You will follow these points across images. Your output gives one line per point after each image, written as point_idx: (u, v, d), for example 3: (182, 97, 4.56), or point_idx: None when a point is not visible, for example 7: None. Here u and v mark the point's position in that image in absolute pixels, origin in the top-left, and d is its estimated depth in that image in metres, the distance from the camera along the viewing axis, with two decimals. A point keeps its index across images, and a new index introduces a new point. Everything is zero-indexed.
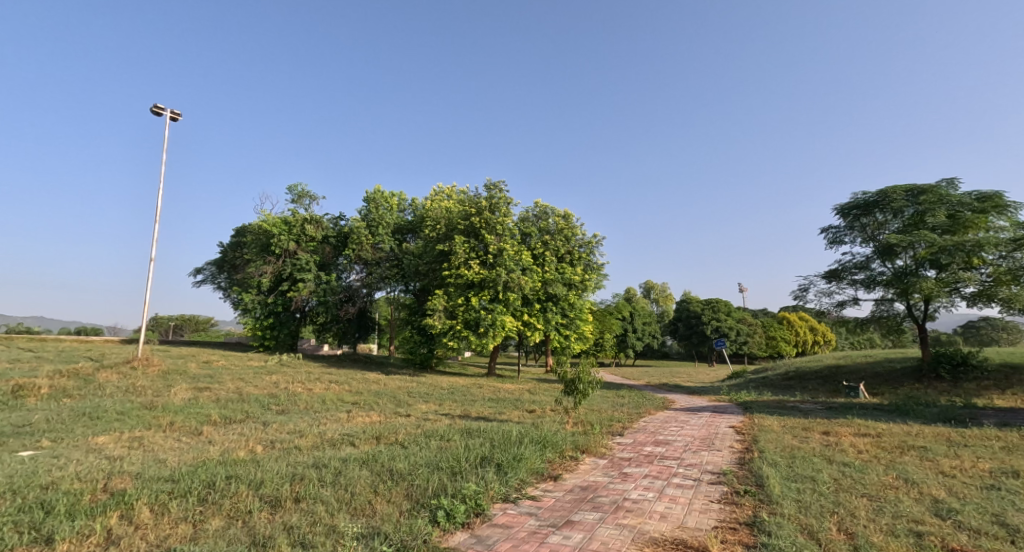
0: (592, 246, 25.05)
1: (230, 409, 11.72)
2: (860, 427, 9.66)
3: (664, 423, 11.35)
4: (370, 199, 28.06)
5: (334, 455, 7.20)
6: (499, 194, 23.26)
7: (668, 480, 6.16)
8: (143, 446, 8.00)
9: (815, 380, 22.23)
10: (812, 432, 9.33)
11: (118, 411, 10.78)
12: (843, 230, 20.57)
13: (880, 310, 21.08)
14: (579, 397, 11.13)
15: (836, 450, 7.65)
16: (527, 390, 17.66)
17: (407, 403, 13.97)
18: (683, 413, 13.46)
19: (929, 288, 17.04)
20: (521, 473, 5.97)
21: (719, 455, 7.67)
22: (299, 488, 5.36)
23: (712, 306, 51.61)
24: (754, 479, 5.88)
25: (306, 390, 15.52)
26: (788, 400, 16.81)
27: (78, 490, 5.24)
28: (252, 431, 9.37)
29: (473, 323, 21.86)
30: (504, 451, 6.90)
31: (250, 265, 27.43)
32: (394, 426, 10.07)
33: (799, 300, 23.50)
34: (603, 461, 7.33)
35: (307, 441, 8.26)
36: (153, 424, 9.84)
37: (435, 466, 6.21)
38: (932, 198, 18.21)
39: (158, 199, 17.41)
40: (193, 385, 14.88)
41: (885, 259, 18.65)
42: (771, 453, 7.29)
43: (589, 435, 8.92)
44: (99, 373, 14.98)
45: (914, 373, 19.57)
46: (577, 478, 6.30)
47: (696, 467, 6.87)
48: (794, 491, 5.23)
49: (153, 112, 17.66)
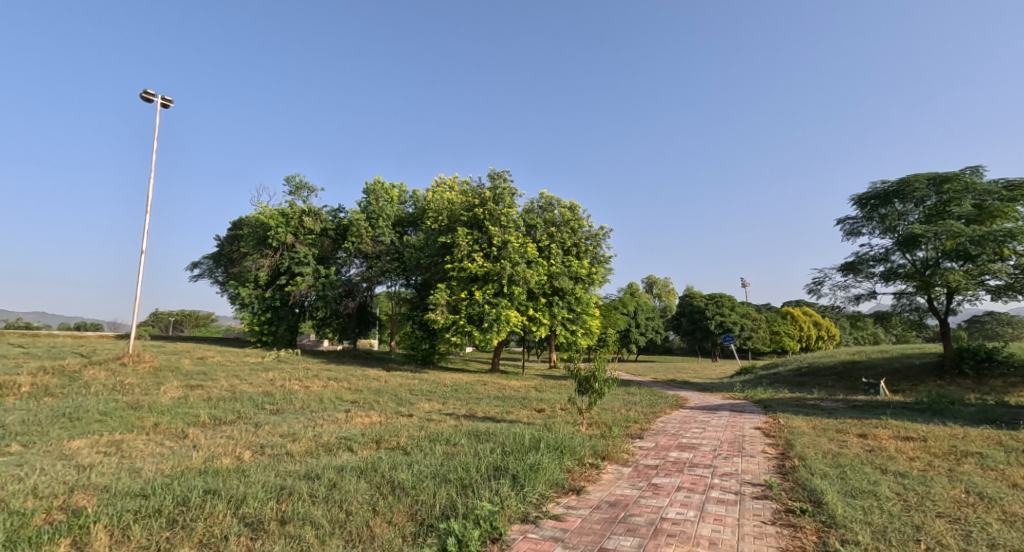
0: (599, 239, 24.23)
1: (221, 410, 10.95)
2: (899, 429, 9.01)
3: (684, 423, 10.63)
4: (369, 190, 27.32)
5: (328, 464, 6.48)
6: (503, 183, 22.42)
7: (706, 494, 5.43)
8: (120, 452, 7.26)
9: (830, 376, 21.54)
10: (849, 435, 8.62)
11: (100, 412, 10.03)
12: (860, 222, 19.85)
13: (899, 306, 20.37)
14: (594, 397, 10.34)
15: (884, 456, 6.94)
16: (533, 387, 17.00)
17: (409, 402, 13.27)
18: (701, 412, 12.74)
19: (956, 280, 16.28)
20: (539, 487, 5.25)
21: (755, 462, 6.93)
22: (286, 507, 4.64)
23: (716, 301, 50.91)
24: (807, 492, 5.16)
25: (303, 388, 14.80)
26: (807, 398, 16.06)
27: (28, 509, 4.50)
28: (241, 434, 8.62)
29: (476, 318, 21.17)
30: (518, 458, 6.16)
31: (247, 259, 26.67)
32: (395, 428, 9.38)
33: (813, 293, 22.77)
34: (627, 469, 6.58)
35: (299, 446, 7.53)
36: (135, 426, 9.09)
37: (442, 478, 5.47)
38: (957, 186, 17.43)
39: (150, 189, 16.68)
40: (184, 383, 14.16)
41: (906, 250, 17.89)
42: (814, 461, 6.57)
43: (608, 439, 8.14)
44: (85, 370, 14.24)
45: (935, 370, 18.91)
46: (601, 491, 5.58)
47: (733, 478, 6.13)
48: (859, 510, 4.52)
49: (142, 98, 16.87)
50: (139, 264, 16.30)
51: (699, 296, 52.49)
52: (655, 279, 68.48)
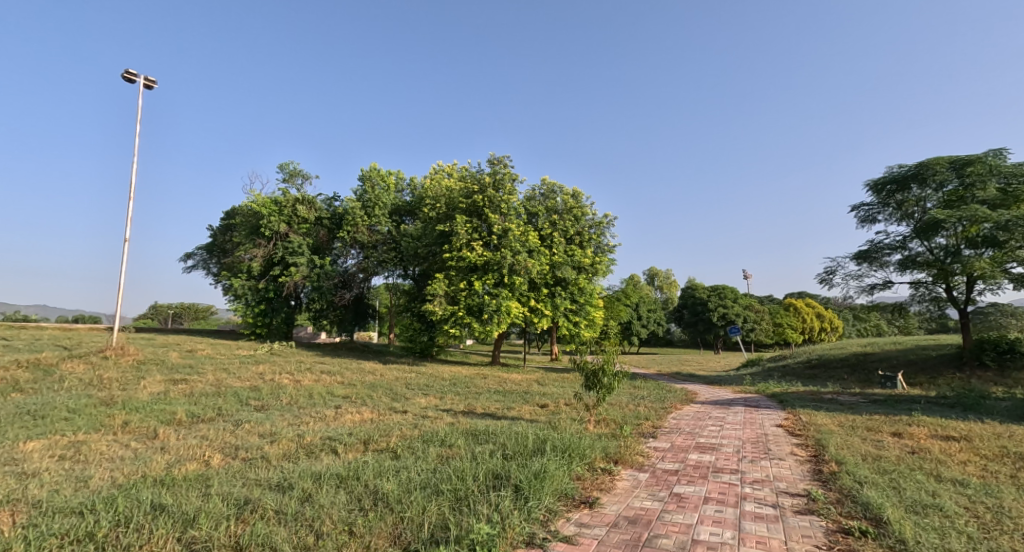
0: (603, 227, 23.40)
1: (199, 406, 10.20)
2: (936, 427, 8.25)
3: (698, 420, 9.90)
4: (365, 177, 26.50)
5: (307, 469, 5.73)
6: (503, 169, 21.61)
7: (739, 508, 4.67)
8: (78, 455, 6.52)
9: (842, 368, 20.86)
10: (882, 434, 7.88)
11: (68, 408, 9.29)
12: (875, 208, 19.04)
13: (915, 295, 19.62)
14: (602, 392, 9.59)
15: (930, 460, 6.21)
16: (535, 381, 16.30)
17: (404, 397, 12.54)
18: (714, 407, 12.00)
19: (982, 267, 15.45)
20: (544, 499, 4.51)
21: (788, 467, 6.18)
22: (245, 529, 3.88)
23: (718, 292, 49.92)
24: (862, 507, 4.40)
25: (294, 382, 14.09)
26: (822, 392, 15.31)
27: None
28: (217, 434, 7.88)
29: (475, 310, 20.42)
30: (520, 464, 5.40)
31: (239, 249, 25.94)
32: (387, 426, 8.64)
33: (824, 283, 21.99)
34: (644, 475, 5.84)
35: (277, 449, 6.77)
36: (104, 425, 8.37)
37: (432, 489, 4.71)
38: (979, 169, 16.51)
39: (132, 174, 15.90)
40: (168, 378, 13.44)
41: (926, 236, 17.05)
42: (855, 466, 5.82)
43: (619, 440, 7.38)
44: (62, 364, 13.49)
45: (953, 362, 18.18)
46: (618, 504, 4.83)
47: (765, 486, 5.37)
48: (932, 533, 3.77)
49: (124, 78, 15.97)
50: (122, 253, 15.50)
51: (701, 289, 51.64)
52: (655, 271, 67.69)
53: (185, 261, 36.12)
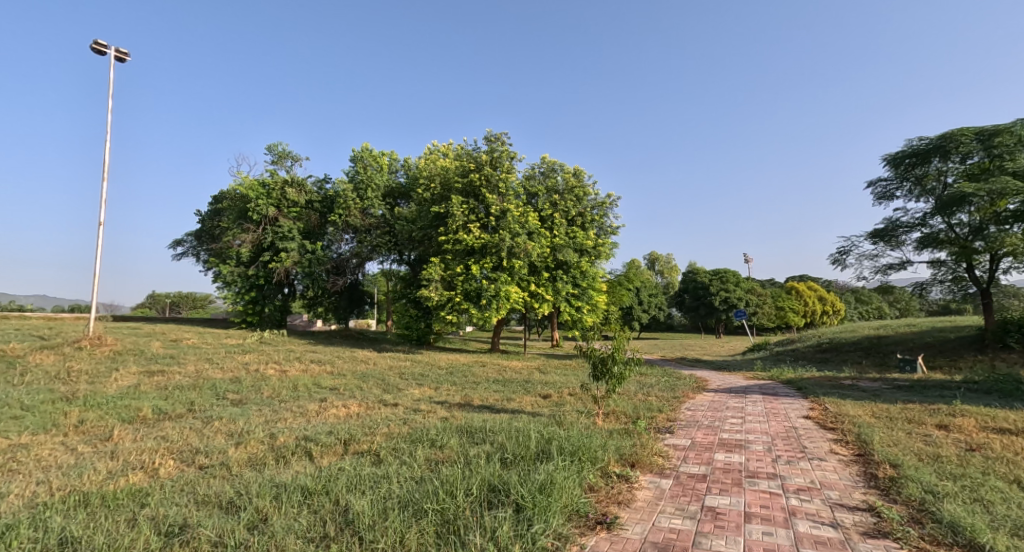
0: (605, 208, 22.38)
1: (169, 401, 9.31)
2: (985, 419, 7.35)
3: (716, 411, 9.01)
4: (356, 158, 25.45)
5: (268, 480, 4.83)
6: (500, 146, 20.62)
7: (793, 529, 3.78)
8: (7, 464, 5.60)
9: (855, 352, 20.02)
10: (929, 428, 6.97)
11: (22, 406, 8.40)
12: (892, 185, 18.09)
13: (935, 275, 18.72)
14: (613, 383, 8.62)
15: (996, 460, 5.34)
16: (536, 368, 15.40)
17: (396, 389, 11.67)
18: (730, 396, 11.14)
19: (1013, 243, 14.47)
20: (552, 521, 3.65)
21: (833, 469, 5.30)
22: None
23: (721, 277, 48.97)
24: (949, 530, 3.53)
25: (279, 373, 13.20)
26: (840, 378, 14.44)
27: None
28: (179, 434, 7.01)
29: (473, 295, 19.53)
30: (521, 473, 4.47)
31: (227, 235, 24.94)
32: (373, 422, 7.78)
33: (838, 265, 21.07)
34: (668, 483, 4.94)
35: (241, 454, 5.86)
36: (55, 425, 7.46)
37: (414, 509, 3.82)
38: (1009, 139, 15.48)
39: (106, 153, 14.94)
40: (144, 369, 12.55)
41: (948, 213, 16.10)
42: (918, 469, 4.92)
43: (634, 437, 6.46)
44: (30, 356, 12.54)
45: (974, 345, 17.31)
46: (643, 523, 3.95)
47: (814, 497, 4.49)
48: None
49: (93, 49, 14.84)
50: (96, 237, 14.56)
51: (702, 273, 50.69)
52: (656, 256, 66.74)
53: (175, 248, 35.07)
